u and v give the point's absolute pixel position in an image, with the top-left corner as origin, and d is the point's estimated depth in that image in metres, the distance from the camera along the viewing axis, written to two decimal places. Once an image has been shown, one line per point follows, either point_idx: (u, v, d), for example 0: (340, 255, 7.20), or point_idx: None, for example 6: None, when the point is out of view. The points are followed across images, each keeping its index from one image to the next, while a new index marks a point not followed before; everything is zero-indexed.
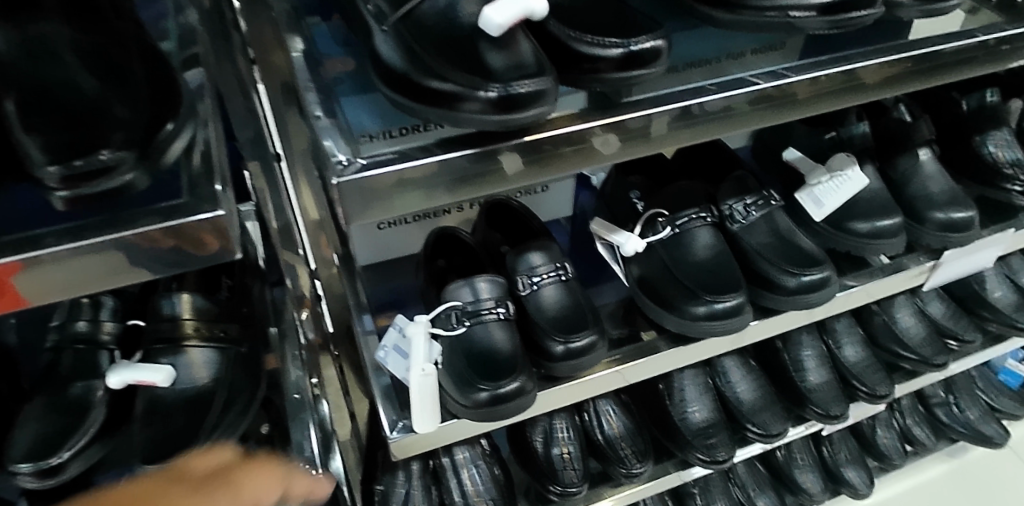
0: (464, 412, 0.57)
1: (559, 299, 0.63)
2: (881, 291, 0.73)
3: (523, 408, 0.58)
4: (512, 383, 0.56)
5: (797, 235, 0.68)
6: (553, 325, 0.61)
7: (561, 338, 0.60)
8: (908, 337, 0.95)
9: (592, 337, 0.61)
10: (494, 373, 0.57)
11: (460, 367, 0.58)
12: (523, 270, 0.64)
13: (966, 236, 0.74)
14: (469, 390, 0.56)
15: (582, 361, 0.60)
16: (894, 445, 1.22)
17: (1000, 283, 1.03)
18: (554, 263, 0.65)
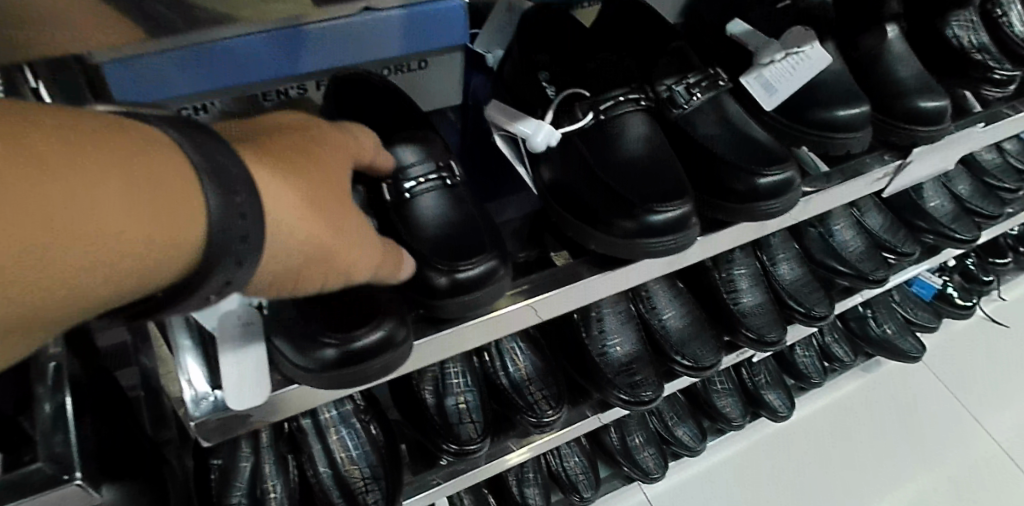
0: (309, 378, 0.42)
1: (441, 213, 0.47)
2: (837, 200, 0.60)
3: (394, 364, 0.43)
4: (373, 332, 0.41)
5: (750, 125, 0.54)
6: (434, 248, 0.45)
7: (445, 267, 0.44)
8: (847, 251, 0.84)
9: (490, 263, 0.45)
10: (350, 320, 0.41)
11: (302, 311, 0.42)
12: (391, 172, 0.47)
13: (936, 131, 0.61)
14: (312, 346, 0.41)
15: (478, 296, 0.45)
16: (813, 363, 1.13)
17: (937, 192, 0.93)
18: (433, 162, 0.48)
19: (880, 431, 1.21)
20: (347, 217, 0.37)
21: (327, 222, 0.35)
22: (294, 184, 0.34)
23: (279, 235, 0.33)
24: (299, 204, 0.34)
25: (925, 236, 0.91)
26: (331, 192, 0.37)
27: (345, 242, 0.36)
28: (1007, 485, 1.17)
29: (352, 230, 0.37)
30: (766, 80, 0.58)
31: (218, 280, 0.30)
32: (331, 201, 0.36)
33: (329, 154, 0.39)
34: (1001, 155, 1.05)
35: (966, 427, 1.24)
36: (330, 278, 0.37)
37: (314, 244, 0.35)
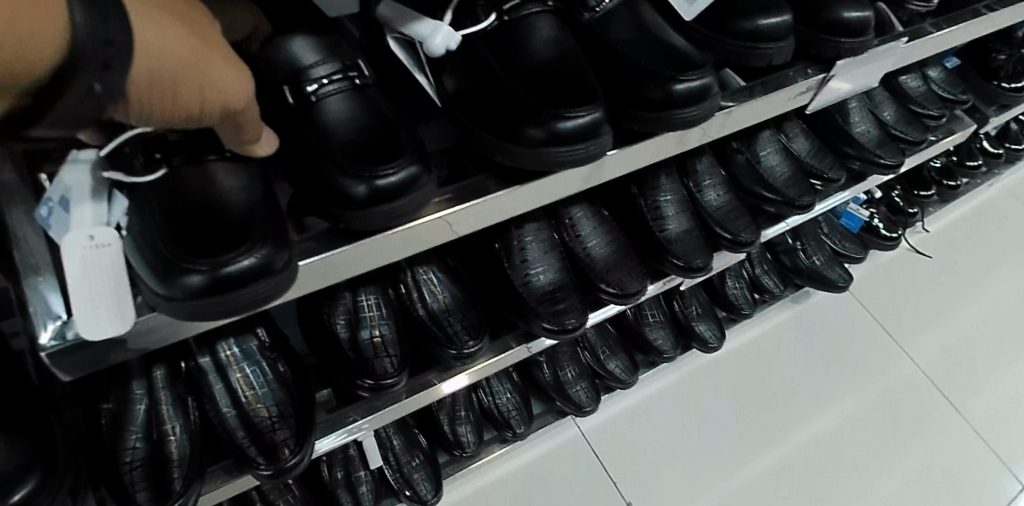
0: (167, 306, 0.38)
1: (349, 115, 0.44)
2: (760, 114, 0.58)
3: (269, 296, 0.40)
4: (246, 259, 0.38)
5: (667, 30, 0.51)
6: (351, 156, 0.42)
7: (364, 174, 0.42)
8: (774, 177, 0.83)
9: (411, 169, 0.43)
10: (219, 247, 0.38)
11: (168, 235, 0.39)
12: (293, 76, 0.43)
13: (858, 42, 0.60)
14: (175, 274, 0.37)
15: (404, 203, 0.43)
16: (743, 295, 1.15)
17: (864, 117, 0.93)
18: (338, 62, 0.44)
19: (809, 358, 1.25)
20: (221, 46, 0.37)
21: (201, 42, 0.35)
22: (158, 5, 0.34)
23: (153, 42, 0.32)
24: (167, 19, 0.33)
25: (852, 162, 0.92)
26: (199, 23, 0.36)
27: (224, 64, 0.36)
28: (926, 405, 1.23)
29: (229, 57, 0.37)
30: None
31: (96, 68, 0.29)
32: (200, 27, 0.36)
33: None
34: (925, 82, 1.07)
35: (890, 352, 1.29)
36: (210, 109, 0.36)
37: (191, 56, 0.34)
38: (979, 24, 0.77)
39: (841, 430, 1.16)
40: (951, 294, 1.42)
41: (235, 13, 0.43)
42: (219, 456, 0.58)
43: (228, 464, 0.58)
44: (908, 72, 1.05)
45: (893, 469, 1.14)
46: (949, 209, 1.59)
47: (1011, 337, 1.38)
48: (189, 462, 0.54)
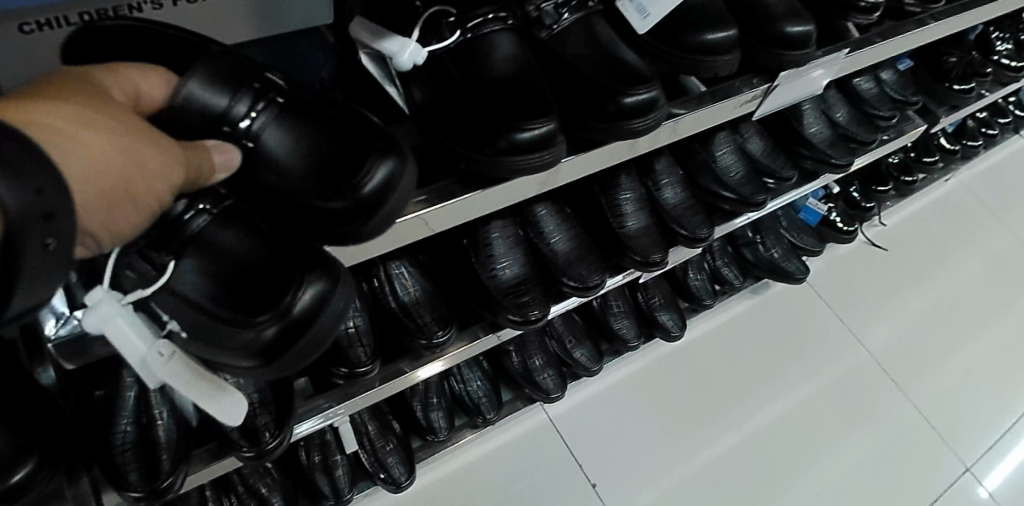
0: (257, 353, 0.44)
1: (289, 136, 0.45)
2: (706, 121, 0.63)
3: (345, 307, 0.47)
4: (303, 295, 0.44)
5: (619, 46, 0.55)
6: (319, 177, 0.45)
7: (346, 189, 0.44)
8: (728, 176, 0.88)
9: (389, 167, 0.46)
10: (279, 287, 0.44)
11: (214, 308, 0.43)
12: (219, 117, 0.42)
13: (802, 55, 0.64)
14: (251, 332, 0.43)
15: (395, 198, 0.46)
16: (704, 286, 1.21)
17: (817, 119, 0.99)
18: (250, 90, 0.43)
19: (767, 346, 1.31)
20: (142, 126, 0.36)
21: (125, 135, 0.34)
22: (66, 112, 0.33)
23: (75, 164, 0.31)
24: (82, 128, 0.33)
25: (803, 161, 0.97)
26: (112, 111, 0.35)
27: (153, 146, 0.36)
28: (877, 390, 1.30)
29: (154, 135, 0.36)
30: (640, 3, 0.58)
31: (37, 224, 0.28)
32: (115, 117, 0.35)
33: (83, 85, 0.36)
34: (878, 85, 1.12)
35: (844, 340, 1.36)
36: (151, 201, 0.36)
37: (119, 161, 0.33)
38: (923, 33, 0.81)
39: (796, 415, 1.23)
40: (904, 284, 1.49)
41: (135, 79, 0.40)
42: (203, 440, 0.62)
43: (212, 448, 0.62)
44: (861, 75, 1.10)
45: (843, 451, 1.21)
46: (906, 203, 1.65)
47: (959, 325, 1.45)
48: (177, 444, 0.58)
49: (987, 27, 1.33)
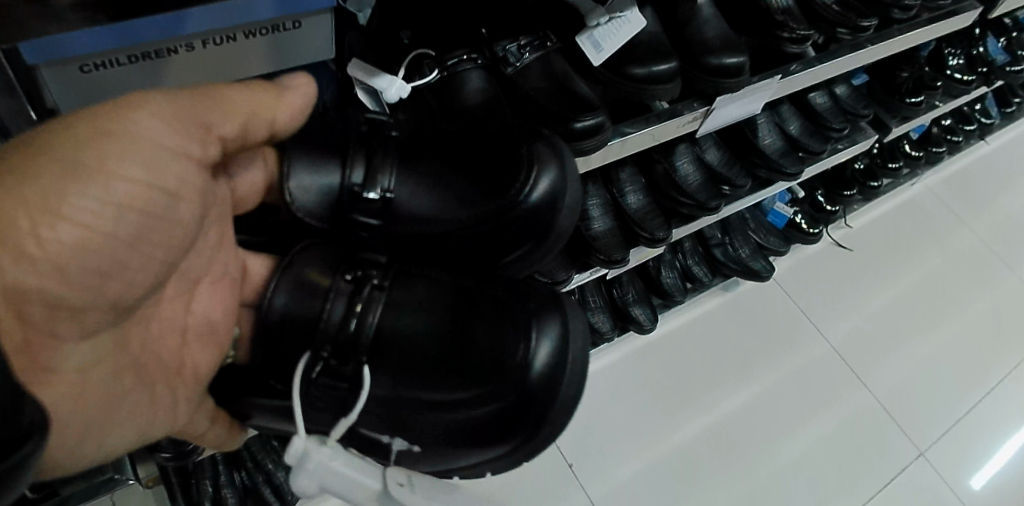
0: (501, 419, 0.54)
1: (435, 190, 0.56)
2: (651, 139, 0.74)
3: (576, 336, 0.56)
4: (533, 338, 0.54)
5: (573, 79, 0.66)
6: (481, 213, 0.56)
7: (519, 203, 0.55)
8: (687, 183, 0.99)
9: (549, 174, 0.56)
10: (496, 350, 0.54)
11: (444, 387, 0.54)
12: (344, 188, 0.53)
13: (735, 82, 0.75)
14: (484, 398, 0.53)
15: (564, 194, 0.57)
16: (675, 283, 1.32)
17: (770, 131, 1.09)
18: (364, 164, 0.54)
19: (737, 339, 1.42)
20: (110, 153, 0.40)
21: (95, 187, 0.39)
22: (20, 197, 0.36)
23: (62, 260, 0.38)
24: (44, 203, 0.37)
25: (758, 170, 1.08)
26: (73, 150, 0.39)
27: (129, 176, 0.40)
28: (838, 378, 1.41)
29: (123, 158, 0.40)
30: (595, 39, 0.68)
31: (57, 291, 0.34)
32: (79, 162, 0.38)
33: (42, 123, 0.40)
34: (831, 98, 1.22)
35: (808, 333, 1.47)
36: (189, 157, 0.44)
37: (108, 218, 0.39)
38: (857, 56, 0.91)
39: (762, 401, 1.34)
40: (869, 282, 1.60)
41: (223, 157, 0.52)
42: None
43: None
44: (816, 90, 1.20)
45: (805, 434, 1.32)
46: (874, 206, 1.75)
47: (919, 319, 1.56)
48: None
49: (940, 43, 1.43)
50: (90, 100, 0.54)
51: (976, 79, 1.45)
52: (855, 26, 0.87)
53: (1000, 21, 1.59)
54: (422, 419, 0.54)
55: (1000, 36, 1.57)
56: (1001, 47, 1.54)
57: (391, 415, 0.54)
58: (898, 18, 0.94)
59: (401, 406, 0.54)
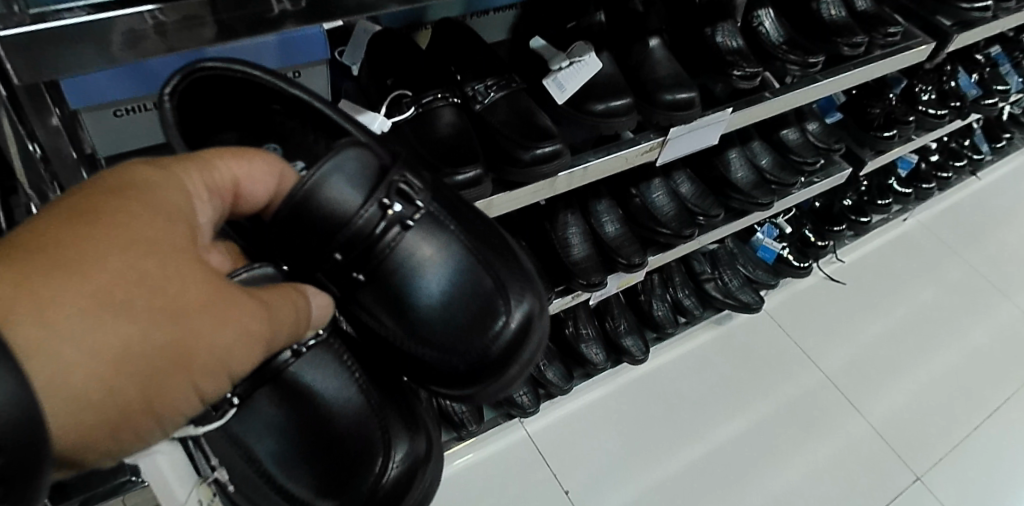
0: None
1: (425, 258, 0.55)
2: (615, 166, 0.82)
3: (420, 484, 0.61)
4: (396, 466, 0.59)
5: (537, 113, 0.75)
6: (458, 312, 0.57)
7: (489, 330, 0.57)
8: (662, 213, 1.06)
9: (528, 319, 0.58)
10: (357, 466, 0.58)
11: (296, 474, 0.58)
12: (347, 215, 0.51)
13: (687, 114, 0.84)
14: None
15: (524, 340, 0.58)
16: (668, 317, 1.37)
17: (742, 165, 1.17)
18: (388, 200, 0.53)
19: (729, 370, 1.46)
20: (196, 305, 0.39)
21: (156, 330, 0.37)
22: (76, 292, 0.34)
23: (64, 393, 0.33)
24: (96, 319, 0.34)
25: (731, 201, 1.16)
26: (161, 270, 0.38)
27: (195, 340, 0.39)
28: (832, 407, 1.44)
29: (203, 322, 0.39)
30: (559, 81, 0.77)
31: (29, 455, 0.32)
32: (155, 293, 0.37)
33: (132, 197, 0.39)
34: (803, 134, 1.29)
35: (800, 363, 1.50)
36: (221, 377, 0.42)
37: (145, 372, 0.36)
38: (813, 90, 0.99)
39: (757, 430, 1.37)
40: (860, 313, 1.63)
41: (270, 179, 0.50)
42: None
43: None
44: (789, 127, 1.27)
45: (801, 460, 1.35)
46: (867, 242, 1.80)
47: (912, 347, 1.59)
48: None
49: (913, 79, 1.49)
50: (120, 140, 0.63)
51: (949, 113, 1.52)
52: (805, 63, 0.96)
53: (973, 57, 1.66)
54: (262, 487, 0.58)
55: (973, 72, 1.64)
56: (973, 82, 1.62)
57: (247, 463, 0.57)
58: (847, 55, 1.04)
59: (256, 466, 0.57)
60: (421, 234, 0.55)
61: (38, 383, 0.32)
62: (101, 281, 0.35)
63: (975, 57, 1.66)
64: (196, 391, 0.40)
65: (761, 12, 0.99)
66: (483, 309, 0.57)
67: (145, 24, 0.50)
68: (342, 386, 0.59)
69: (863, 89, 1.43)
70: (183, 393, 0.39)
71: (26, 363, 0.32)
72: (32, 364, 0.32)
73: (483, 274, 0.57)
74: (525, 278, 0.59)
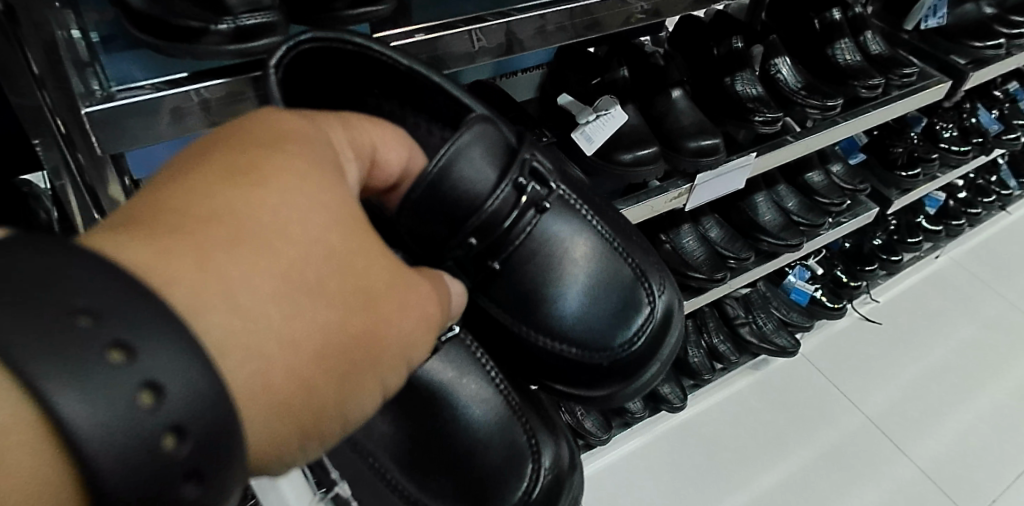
0: None
1: (567, 249, 0.58)
2: (646, 213, 0.85)
3: (567, 493, 0.64)
4: (548, 457, 0.62)
5: (567, 164, 0.78)
6: (604, 307, 0.60)
7: (630, 324, 0.60)
8: (693, 258, 1.08)
9: (669, 308, 0.63)
10: (509, 471, 0.60)
11: (450, 480, 0.60)
12: (483, 196, 0.52)
13: (713, 159, 0.87)
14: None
15: (666, 328, 0.62)
16: (704, 362, 1.36)
17: (769, 209, 1.19)
18: (517, 182, 0.54)
19: (770, 417, 1.43)
20: (378, 282, 0.36)
21: (342, 318, 0.33)
22: (263, 269, 0.31)
23: (263, 396, 0.30)
24: (291, 304, 0.31)
25: (762, 244, 1.16)
26: (340, 240, 0.35)
27: (381, 329, 0.35)
28: (876, 450, 1.41)
29: (386, 304, 0.36)
30: (588, 133, 0.80)
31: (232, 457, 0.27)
32: (339, 272, 0.34)
33: (296, 151, 0.35)
34: (827, 176, 1.30)
35: (842, 406, 1.47)
36: (404, 361, 0.38)
37: (335, 366, 0.33)
38: (836, 130, 1.02)
39: (801, 477, 1.34)
40: (901, 354, 1.60)
41: (403, 154, 0.48)
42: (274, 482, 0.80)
43: None
44: (813, 169, 1.29)
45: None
46: (900, 280, 1.78)
47: (956, 387, 1.56)
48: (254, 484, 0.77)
49: (933, 117, 1.51)
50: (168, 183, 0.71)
51: (972, 149, 1.53)
52: (823, 107, 1.00)
53: (991, 93, 1.67)
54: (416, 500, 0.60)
55: (993, 108, 1.66)
56: (994, 118, 1.63)
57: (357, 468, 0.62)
58: (865, 97, 1.07)
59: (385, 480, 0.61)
60: (548, 222, 0.58)
61: (236, 376, 0.29)
62: (288, 256, 0.32)
63: (993, 94, 1.67)
64: (381, 386, 0.37)
65: (777, 60, 1.02)
66: (625, 301, 0.61)
67: (194, 101, 0.51)
68: (482, 386, 0.61)
69: (883, 129, 1.45)
70: (370, 391, 0.36)
71: (217, 358, 0.28)
72: (227, 360, 0.29)
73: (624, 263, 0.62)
74: (660, 271, 0.64)
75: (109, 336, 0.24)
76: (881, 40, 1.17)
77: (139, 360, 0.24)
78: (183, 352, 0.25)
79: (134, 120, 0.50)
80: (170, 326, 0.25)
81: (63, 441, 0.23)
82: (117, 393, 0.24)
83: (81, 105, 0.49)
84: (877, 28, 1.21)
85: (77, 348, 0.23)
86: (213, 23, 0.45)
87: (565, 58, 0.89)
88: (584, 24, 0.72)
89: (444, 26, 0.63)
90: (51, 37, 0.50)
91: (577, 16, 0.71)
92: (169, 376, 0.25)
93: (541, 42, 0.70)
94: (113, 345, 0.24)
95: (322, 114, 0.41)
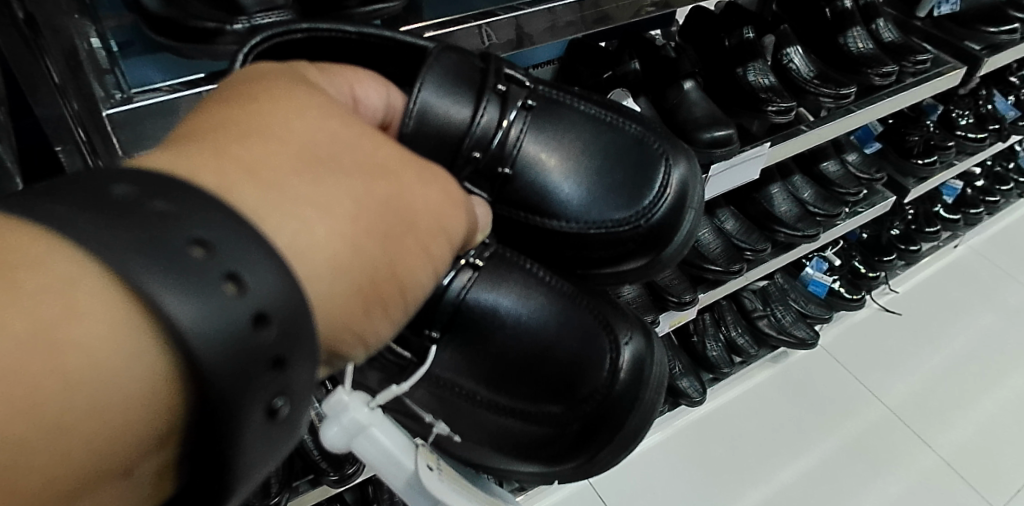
0: (579, 434, 0.58)
1: (572, 150, 0.58)
2: None
3: (651, 369, 0.61)
4: (630, 335, 0.61)
5: None
6: (620, 195, 0.58)
7: (646, 208, 0.58)
8: (709, 251, 1.07)
9: (683, 173, 0.60)
10: (589, 350, 0.58)
11: (531, 389, 0.57)
12: (465, 125, 0.52)
13: (726, 150, 0.86)
14: (579, 398, 0.58)
15: (686, 194, 0.60)
16: (722, 356, 1.35)
17: (785, 199, 1.18)
18: (496, 93, 0.54)
19: (790, 411, 1.42)
20: (392, 160, 0.37)
21: (367, 185, 0.34)
22: (277, 154, 0.33)
23: (314, 254, 0.31)
24: (314, 179, 0.33)
25: (778, 235, 1.16)
26: (339, 129, 0.36)
27: (407, 194, 0.36)
28: (899, 442, 1.39)
29: (405, 177, 0.36)
30: None
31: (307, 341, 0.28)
32: (350, 152, 0.35)
33: (276, 79, 0.38)
34: (842, 165, 1.30)
35: (861, 397, 1.46)
36: (440, 235, 0.38)
37: (376, 228, 0.34)
38: (852, 116, 1.01)
39: (822, 470, 1.33)
40: (920, 345, 1.59)
41: (380, 104, 0.49)
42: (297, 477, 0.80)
43: (308, 480, 0.78)
44: (828, 158, 1.28)
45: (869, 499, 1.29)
46: (920, 268, 1.76)
47: (978, 378, 1.54)
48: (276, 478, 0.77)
49: (949, 104, 1.51)
50: None
51: (989, 136, 1.51)
52: (837, 95, 0.99)
53: (1007, 79, 1.66)
54: (500, 418, 0.58)
55: (1009, 94, 1.64)
56: (1011, 104, 1.61)
57: (444, 401, 0.58)
58: (879, 84, 1.06)
59: (476, 401, 0.58)
60: (535, 127, 0.56)
61: (279, 239, 0.30)
62: (296, 147, 0.33)
63: (1008, 80, 1.66)
64: (428, 257, 0.38)
65: (789, 49, 1.02)
66: (638, 176, 0.59)
67: None
68: (529, 285, 0.57)
69: (899, 118, 1.44)
70: (419, 259, 0.37)
71: (259, 224, 0.29)
72: (267, 224, 0.30)
73: (629, 134, 0.60)
74: (672, 143, 0.62)
75: (188, 235, 0.25)
76: (893, 27, 1.16)
77: (219, 253, 0.25)
78: (253, 242, 0.27)
79: (149, 122, 0.51)
80: (237, 223, 0.27)
81: (168, 341, 0.24)
82: (206, 285, 0.25)
83: (101, 107, 0.50)
84: (889, 15, 1.20)
85: (164, 246, 0.24)
86: (227, 24, 0.47)
87: (577, 52, 0.90)
88: (593, 17, 0.73)
89: (454, 22, 0.63)
90: (70, 43, 0.51)
91: (586, 9, 0.72)
92: (245, 265, 0.26)
93: (550, 38, 0.71)
94: (194, 242, 0.25)
95: (301, 64, 0.43)
